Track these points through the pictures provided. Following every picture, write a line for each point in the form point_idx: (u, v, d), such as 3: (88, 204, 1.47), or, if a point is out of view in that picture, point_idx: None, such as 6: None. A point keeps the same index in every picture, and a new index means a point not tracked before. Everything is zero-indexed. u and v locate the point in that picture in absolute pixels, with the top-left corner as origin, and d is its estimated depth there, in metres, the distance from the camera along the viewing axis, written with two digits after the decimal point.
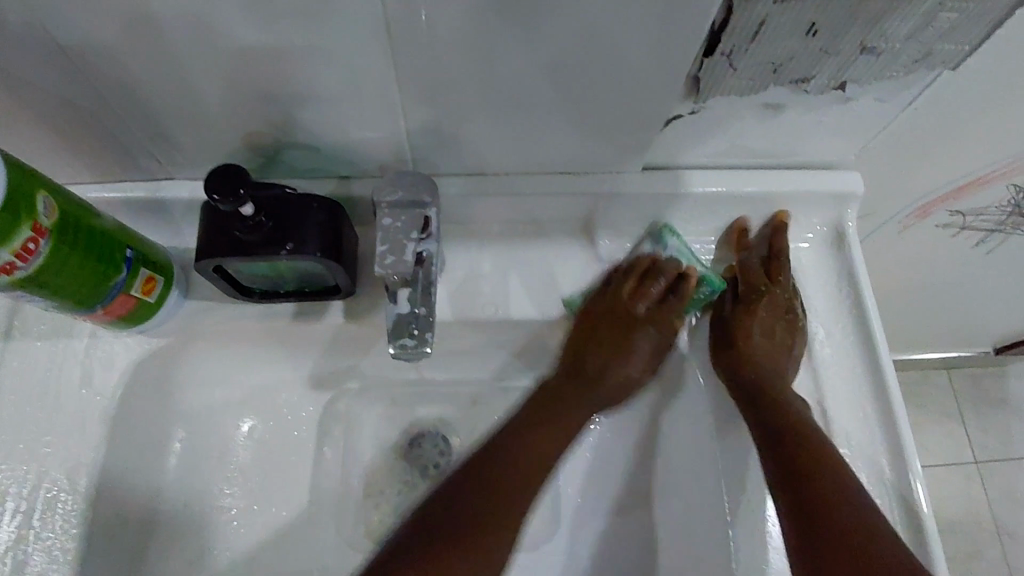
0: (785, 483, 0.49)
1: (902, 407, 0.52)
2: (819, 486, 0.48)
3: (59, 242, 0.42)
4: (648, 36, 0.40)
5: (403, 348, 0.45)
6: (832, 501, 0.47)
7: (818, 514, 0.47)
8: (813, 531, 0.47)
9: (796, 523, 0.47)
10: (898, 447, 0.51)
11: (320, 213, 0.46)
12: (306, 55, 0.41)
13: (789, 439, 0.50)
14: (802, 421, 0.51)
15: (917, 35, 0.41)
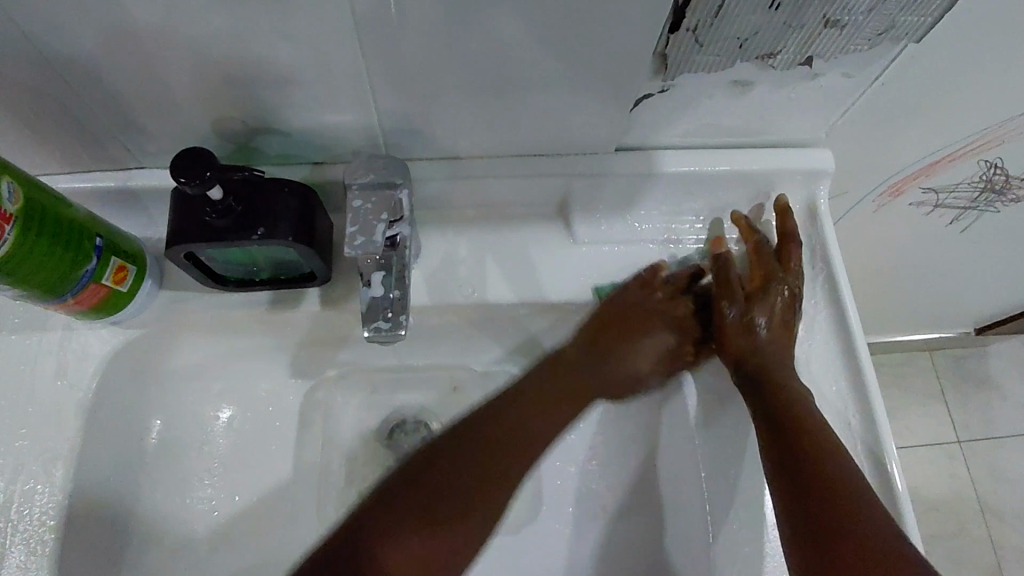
0: (778, 454, 0.48)
1: (876, 384, 0.53)
2: (814, 457, 0.47)
3: (26, 229, 0.42)
4: (615, 13, 0.40)
5: (377, 330, 0.45)
6: (829, 474, 0.46)
7: (814, 487, 0.46)
8: (810, 503, 0.45)
9: (793, 496, 0.46)
10: (873, 427, 0.52)
11: (291, 197, 0.45)
12: (271, 38, 0.41)
13: (782, 411, 0.49)
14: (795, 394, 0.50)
15: (878, 7, 0.41)
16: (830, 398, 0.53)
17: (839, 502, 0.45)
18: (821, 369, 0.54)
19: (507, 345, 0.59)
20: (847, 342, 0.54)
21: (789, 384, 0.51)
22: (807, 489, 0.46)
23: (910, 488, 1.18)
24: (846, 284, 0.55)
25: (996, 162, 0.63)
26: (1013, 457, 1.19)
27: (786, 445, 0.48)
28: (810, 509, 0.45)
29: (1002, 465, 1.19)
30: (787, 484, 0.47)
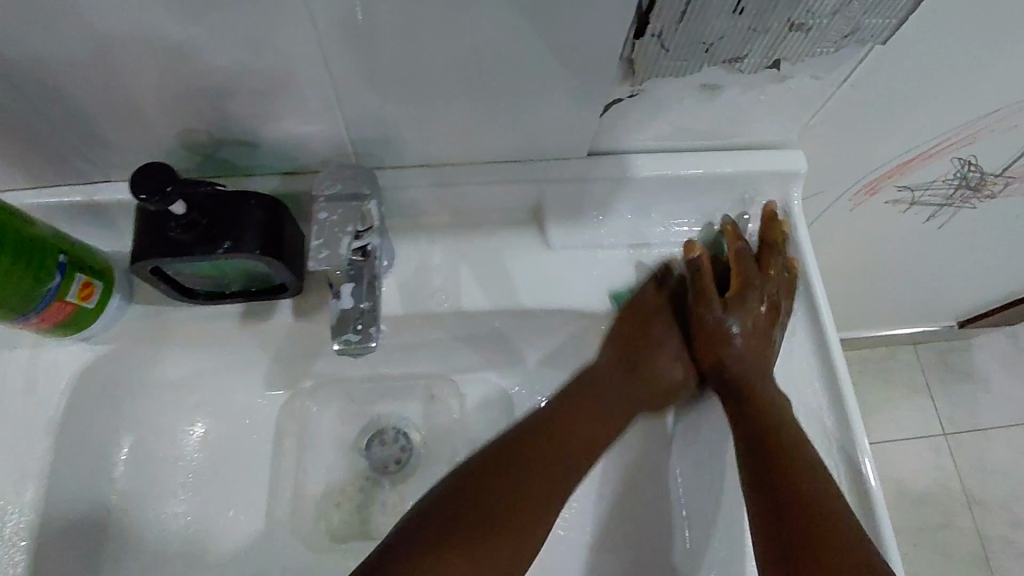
0: (753, 468, 0.49)
1: (850, 384, 0.53)
2: (788, 473, 0.48)
3: None
4: (579, 19, 0.40)
5: (346, 343, 0.45)
6: (801, 491, 0.47)
7: (785, 503, 0.47)
8: (780, 518, 0.47)
9: (764, 510, 0.47)
10: (849, 434, 0.52)
11: (258, 209, 0.45)
12: (231, 49, 0.41)
13: (761, 425, 0.50)
14: (775, 407, 0.51)
15: (842, 10, 0.41)
16: (805, 399, 0.53)
17: (808, 519, 0.46)
18: (796, 370, 0.55)
19: (484, 353, 0.59)
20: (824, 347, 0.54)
21: (770, 397, 0.51)
22: (778, 504, 0.47)
23: (898, 481, 1.18)
24: (819, 286, 0.56)
25: (970, 160, 0.63)
26: (998, 448, 1.20)
27: (762, 459, 0.49)
28: (780, 525, 0.46)
29: (987, 457, 1.20)
30: (759, 497, 0.48)
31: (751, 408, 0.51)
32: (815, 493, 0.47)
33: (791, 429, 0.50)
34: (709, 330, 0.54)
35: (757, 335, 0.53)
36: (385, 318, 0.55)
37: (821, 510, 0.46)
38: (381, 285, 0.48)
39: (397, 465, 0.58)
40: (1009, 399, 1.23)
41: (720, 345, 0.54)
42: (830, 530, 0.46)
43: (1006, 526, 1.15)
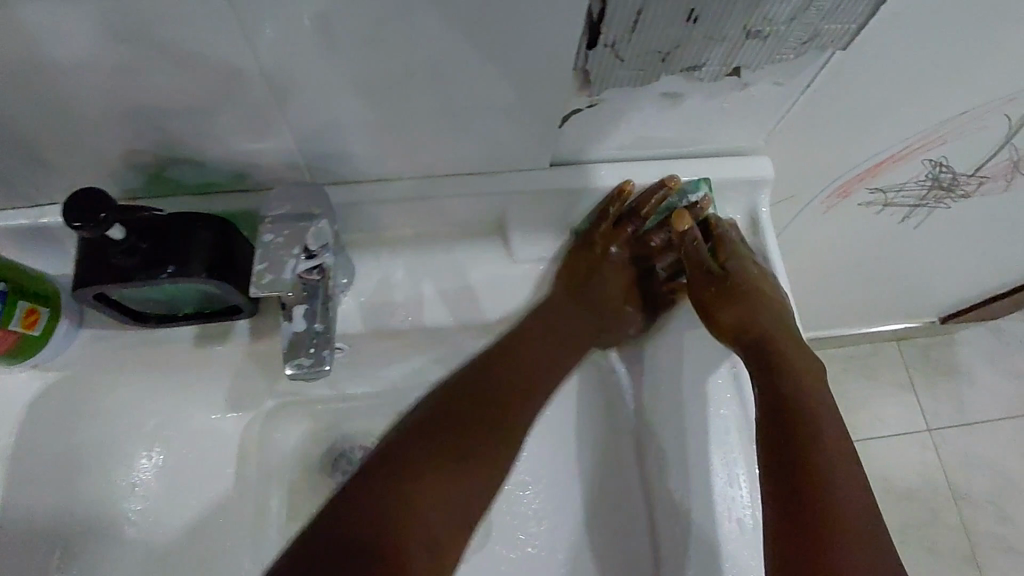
0: (772, 441, 0.48)
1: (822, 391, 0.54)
2: (808, 447, 0.47)
3: None
4: (527, 31, 0.38)
5: (298, 368, 0.44)
6: (819, 466, 0.47)
7: (804, 479, 0.46)
8: (798, 494, 0.46)
9: (782, 484, 0.47)
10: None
11: (203, 231, 0.43)
12: (168, 69, 0.39)
13: (791, 394, 0.50)
14: (805, 380, 0.51)
15: (799, 16, 0.40)
16: None
17: (826, 496, 0.45)
18: None
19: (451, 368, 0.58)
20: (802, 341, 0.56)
21: (784, 369, 0.52)
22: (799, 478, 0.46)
23: (884, 478, 1.18)
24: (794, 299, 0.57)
25: (942, 161, 0.62)
26: (982, 442, 1.20)
27: (779, 436, 0.48)
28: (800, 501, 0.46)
29: (972, 451, 1.19)
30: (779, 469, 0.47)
31: (768, 375, 0.51)
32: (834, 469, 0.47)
33: (812, 405, 0.50)
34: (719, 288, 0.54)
35: (762, 301, 0.55)
36: (346, 336, 0.53)
37: (843, 487, 0.46)
38: (336, 303, 0.47)
39: None
40: (992, 393, 1.23)
41: (727, 304, 0.54)
42: (847, 508, 0.45)
43: (992, 520, 1.15)
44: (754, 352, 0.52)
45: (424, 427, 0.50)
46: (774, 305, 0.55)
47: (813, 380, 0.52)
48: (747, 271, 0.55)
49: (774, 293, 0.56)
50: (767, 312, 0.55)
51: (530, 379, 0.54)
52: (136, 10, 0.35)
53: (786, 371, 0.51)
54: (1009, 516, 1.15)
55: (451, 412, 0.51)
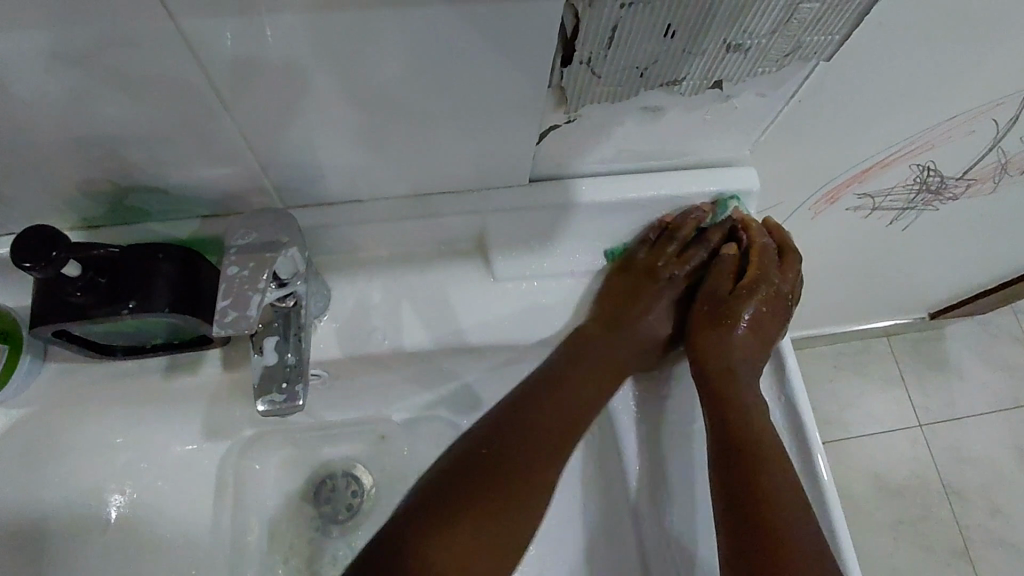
0: (721, 463, 0.48)
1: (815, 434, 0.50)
2: (760, 476, 0.47)
3: None
4: (499, 48, 0.37)
5: (272, 406, 0.42)
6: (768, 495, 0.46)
7: (753, 508, 0.46)
8: (745, 523, 0.46)
9: (729, 507, 0.47)
10: (811, 464, 0.50)
11: (168, 265, 0.41)
12: (118, 98, 0.37)
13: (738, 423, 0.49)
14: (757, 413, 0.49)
15: (781, 28, 0.39)
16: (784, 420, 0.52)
17: (772, 525, 0.45)
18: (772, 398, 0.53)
19: (433, 390, 0.56)
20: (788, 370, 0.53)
21: (748, 397, 0.50)
22: (743, 505, 0.46)
23: (876, 475, 1.17)
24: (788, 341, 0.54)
25: (929, 165, 0.61)
26: (973, 437, 1.20)
27: (727, 460, 0.48)
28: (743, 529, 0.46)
29: (962, 445, 1.19)
30: (727, 492, 0.47)
31: (729, 404, 0.50)
32: (783, 502, 0.46)
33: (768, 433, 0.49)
34: (710, 311, 0.53)
35: (753, 332, 0.53)
36: (322, 362, 0.52)
37: (788, 519, 0.45)
38: (310, 334, 0.45)
39: (348, 511, 0.57)
40: (982, 387, 1.23)
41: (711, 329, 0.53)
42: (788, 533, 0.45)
43: (984, 514, 1.15)
44: (722, 372, 0.51)
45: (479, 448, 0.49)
46: (770, 338, 0.53)
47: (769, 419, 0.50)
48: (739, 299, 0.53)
49: (773, 326, 0.53)
50: (759, 344, 0.53)
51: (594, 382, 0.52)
52: (80, 37, 0.33)
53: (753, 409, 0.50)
54: (1000, 510, 1.15)
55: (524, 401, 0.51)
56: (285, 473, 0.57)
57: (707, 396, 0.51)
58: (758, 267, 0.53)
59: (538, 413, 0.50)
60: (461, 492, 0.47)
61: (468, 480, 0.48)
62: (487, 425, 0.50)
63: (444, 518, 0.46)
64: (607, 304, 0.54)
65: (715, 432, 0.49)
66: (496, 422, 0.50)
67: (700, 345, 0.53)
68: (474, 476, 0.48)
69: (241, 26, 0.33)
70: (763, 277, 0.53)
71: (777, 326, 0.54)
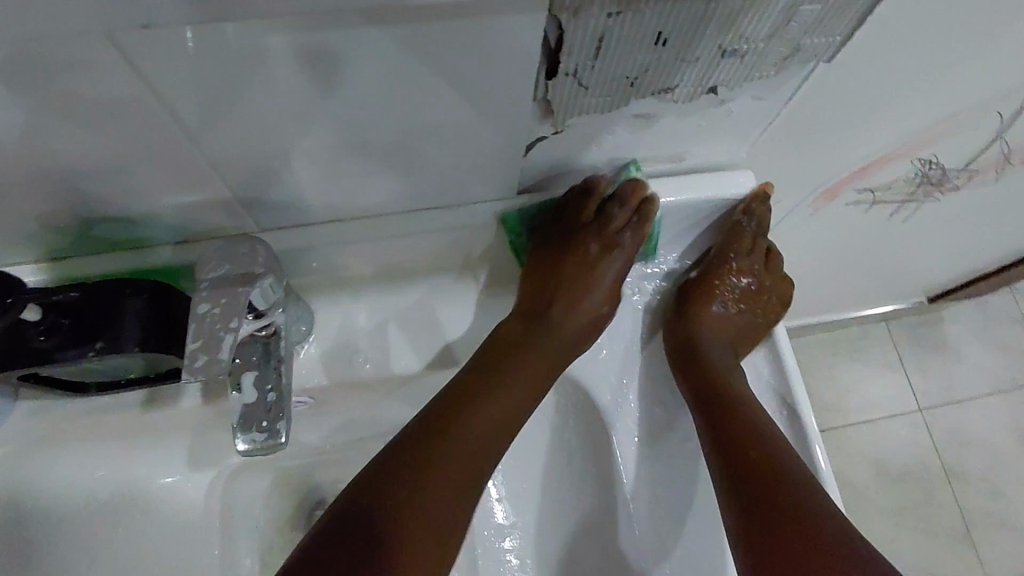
0: (722, 459, 0.46)
1: (813, 422, 0.49)
2: (762, 461, 0.45)
3: None
4: (481, 63, 0.34)
5: (252, 445, 0.40)
6: (774, 479, 0.44)
7: (776, 510, 0.43)
8: (772, 532, 0.42)
9: (738, 502, 0.44)
10: (797, 418, 0.50)
11: (134, 300, 0.39)
12: (66, 131, 0.34)
13: (737, 420, 0.47)
14: (747, 402, 0.49)
15: (780, 32, 0.36)
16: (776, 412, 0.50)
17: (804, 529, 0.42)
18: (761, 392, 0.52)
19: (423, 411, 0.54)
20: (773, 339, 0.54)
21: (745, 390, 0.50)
22: (750, 497, 0.44)
23: (877, 462, 1.16)
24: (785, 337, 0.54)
25: (931, 158, 0.59)
26: (974, 420, 1.19)
27: (732, 461, 0.46)
28: (756, 520, 0.43)
29: (963, 428, 1.19)
30: (735, 483, 0.45)
31: (705, 387, 0.50)
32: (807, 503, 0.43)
33: (762, 419, 0.48)
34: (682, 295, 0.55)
35: (715, 319, 0.56)
36: (309, 389, 0.50)
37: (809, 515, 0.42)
38: (290, 365, 0.43)
39: None
40: (982, 368, 1.22)
41: (702, 311, 0.55)
42: (797, 514, 0.42)
43: (985, 496, 1.15)
44: (708, 367, 0.51)
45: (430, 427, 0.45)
46: (748, 311, 0.58)
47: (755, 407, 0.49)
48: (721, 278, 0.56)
49: (747, 295, 0.58)
50: (734, 319, 0.58)
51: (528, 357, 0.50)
52: (15, 70, 0.30)
53: (737, 398, 0.49)
54: (1001, 491, 1.15)
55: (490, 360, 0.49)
56: (276, 500, 0.55)
57: (690, 388, 0.51)
58: (747, 241, 0.55)
59: (505, 372, 0.48)
60: (416, 473, 0.43)
61: (426, 458, 0.44)
62: (455, 397, 0.47)
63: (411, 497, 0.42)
64: (535, 277, 0.53)
65: (710, 434, 0.48)
66: (455, 398, 0.47)
67: (691, 330, 0.54)
68: (430, 466, 0.43)
69: (197, 51, 0.31)
70: (750, 253, 0.56)
71: (752, 295, 0.59)
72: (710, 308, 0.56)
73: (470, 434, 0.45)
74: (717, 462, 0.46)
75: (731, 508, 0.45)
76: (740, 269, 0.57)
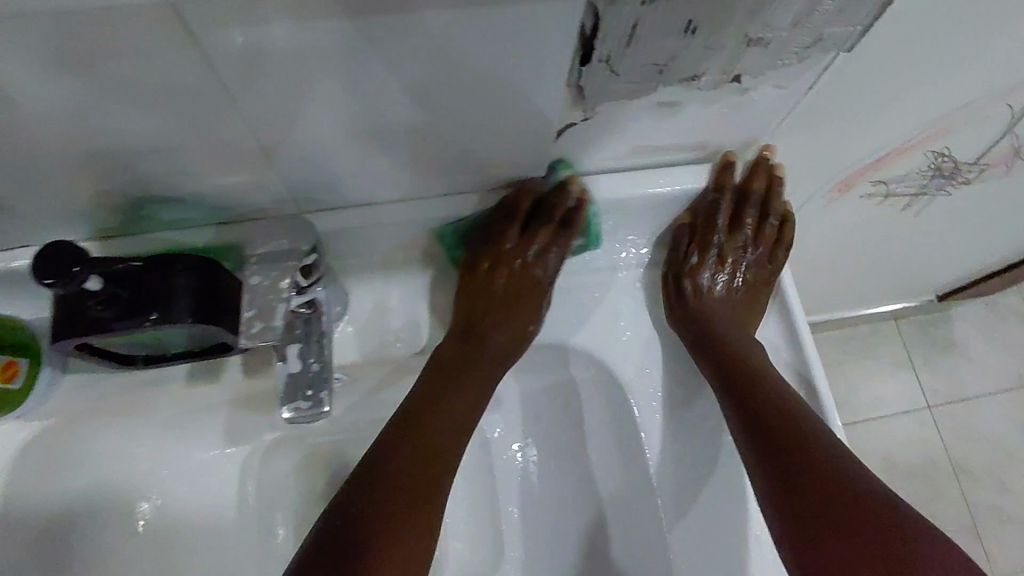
0: (758, 448, 0.47)
1: (834, 410, 0.52)
2: (797, 441, 0.46)
3: None
4: (521, 48, 0.36)
5: (298, 413, 0.43)
6: (809, 454, 0.45)
7: (840, 512, 0.42)
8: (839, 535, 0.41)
9: (774, 482, 0.45)
10: (817, 399, 0.53)
11: (186, 274, 0.41)
12: (127, 110, 0.36)
13: (777, 417, 0.48)
14: (777, 385, 0.50)
15: (802, 21, 0.38)
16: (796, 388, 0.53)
17: (872, 527, 0.41)
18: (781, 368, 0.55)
19: None
20: (784, 303, 0.57)
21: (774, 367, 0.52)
22: (788, 478, 0.45)
23: (887, 458, 1.17)
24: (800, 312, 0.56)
25: (942, 151, 0.61)
26: (982, 417, 1.20)
27: (779, 458, 0.46)
28: (794, 499, 0.44)
29: (971, 426, 1.20)
30: (770, 463, 0.46)
31: (731, 380, 0.50)
32: (870, 500, 0.42)
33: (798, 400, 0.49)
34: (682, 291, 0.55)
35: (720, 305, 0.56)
36: (343, 366, 0.52)
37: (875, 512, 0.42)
38: (331, 339, 0.45)
39: None
40: (991, 367, 1.23)
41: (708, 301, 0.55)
42: (844, 489, 0.43)
43: (992, 492, 1.16)
44: (727, 351, 0.52)
45: (394, 453, 0.47)
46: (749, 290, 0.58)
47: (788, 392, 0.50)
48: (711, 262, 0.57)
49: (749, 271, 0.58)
50: (738, 299, 0.58)
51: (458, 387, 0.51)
52: (89, 51, 0.32)
53: (767, 383, 0.50)
54: (1008, 488, 1.16)
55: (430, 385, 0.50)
56: (307, 475, 0.58)
57: (712, 372, 0.52)
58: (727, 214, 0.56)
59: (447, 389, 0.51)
60: (395, 467, 0.46)
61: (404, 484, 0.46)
62: (419, 394, 0.50)
63: (384, 514, 0.44)
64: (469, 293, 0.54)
65: (749, 435, 0.48)
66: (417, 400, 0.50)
67: (698, 320, 0.54)
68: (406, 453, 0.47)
69: (260, 36, 0.33)
70: (734, 231, 0.57)
71: (755, 269, 0.58)
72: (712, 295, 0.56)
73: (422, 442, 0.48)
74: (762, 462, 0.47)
75: (767, 490, 0.46)
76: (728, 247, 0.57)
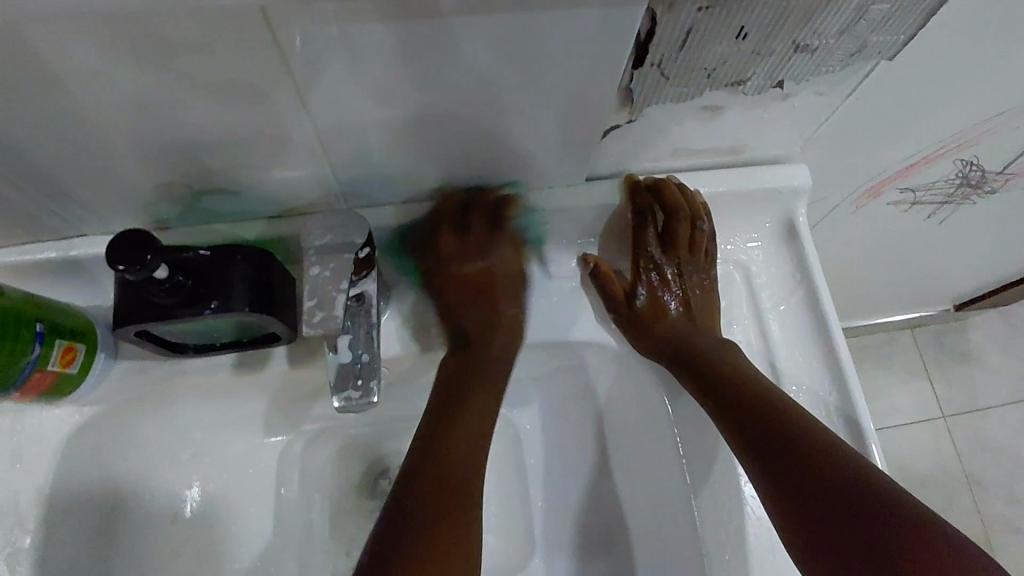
0: (749, 452, 0.47)
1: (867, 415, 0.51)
2: (785, 442, 0.46)
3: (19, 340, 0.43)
4: (580, 52, 0.37)
5: (348, 401, 0.44)
6: (806, 454, 0.45)
7: (835, 507, 0.42)
8: (835, 531, 0.42)
9: (769, 488, 0.45)
10: (847, 398, 0.52)
11: (245, 264, 0.43)
12: (200, 107, 0.38)
13: (763, 419, 0.47)
14: (759, 385, 0.49)
15: (849, 30, 0.40)
16: (815, 389, 0.53)
17: (867, 521, 0.41)
18: (805, 367, 0.53)
19: None
20: (812, 290, 0.55)
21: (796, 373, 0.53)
22: (783, 482, 0.45)
23: (900, 466, 1.18)
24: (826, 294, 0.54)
25: (971, 160, 0.62)
26: (997, 428, 1.20)
27: (770, 464, 0.46)
28: (789, 501, 0.44)
29: (986, 437, 1.20)
30: (762, 474, 0.46)
31: (711, 389, 0.50)
32: (861, 493, 0.42)
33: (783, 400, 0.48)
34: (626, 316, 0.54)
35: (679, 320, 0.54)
36: (384, 359, 0.53)
37: (867, 504, 0.42)
38: (379, 330, 0.47)
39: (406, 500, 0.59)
40: (1006, 378, 1.24)
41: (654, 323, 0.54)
42: (837, 484, 0.43)
43: (1006, 504, 1.16)
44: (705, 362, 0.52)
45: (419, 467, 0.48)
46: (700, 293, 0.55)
47: (771, 391, 0.49)
48: (654, 280, 0.55)
49: (698, 274, 0.55)
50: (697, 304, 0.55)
51: (467, 405, 0.52)
52: (174, 50, 0.33)
53: (747, 386, 0.49)
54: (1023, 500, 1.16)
55: (445, 397, 0.52)
56: (343, 464, 0.59)
57: (699, 390, 0.51)
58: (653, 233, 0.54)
59: (457, 412, 0.51)
60: (419, 484, 0.47)
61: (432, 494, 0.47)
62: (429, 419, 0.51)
63: (422, 527, 0.45)
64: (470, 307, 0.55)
65: (740, 442, 0.48)
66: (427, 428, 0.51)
67: (667, 342, 0.53)
68: (433, 468, 0.48)
69: (335, 38, 0.34)
70: (670, 246, 0.54)
71: (702, 268, 0.55)
72: (663, 317, 0.54)
73: (447, 452, 0.49)
74: (754, 469, 0.47)
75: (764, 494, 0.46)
76: (670, 260, 0.55)
